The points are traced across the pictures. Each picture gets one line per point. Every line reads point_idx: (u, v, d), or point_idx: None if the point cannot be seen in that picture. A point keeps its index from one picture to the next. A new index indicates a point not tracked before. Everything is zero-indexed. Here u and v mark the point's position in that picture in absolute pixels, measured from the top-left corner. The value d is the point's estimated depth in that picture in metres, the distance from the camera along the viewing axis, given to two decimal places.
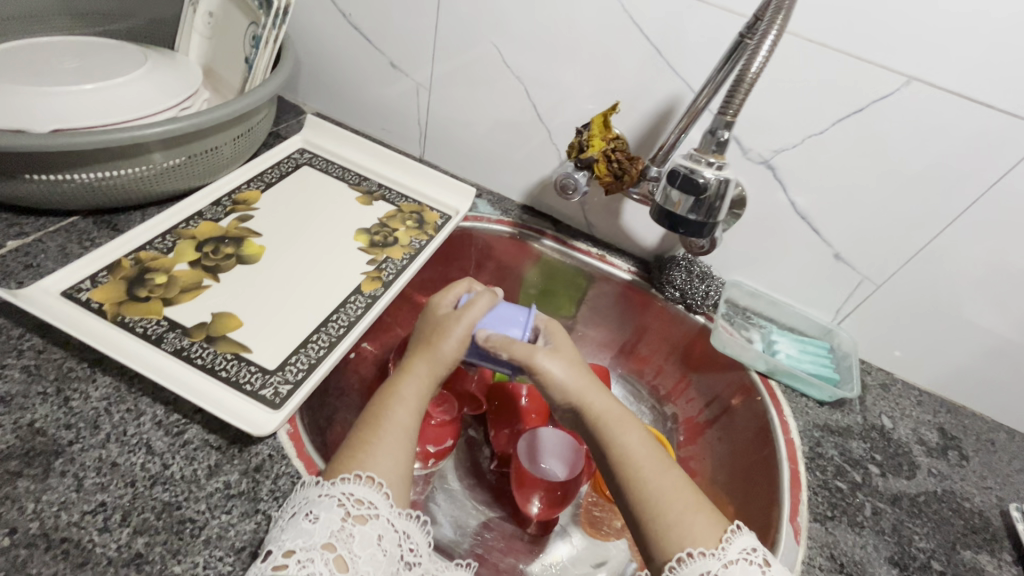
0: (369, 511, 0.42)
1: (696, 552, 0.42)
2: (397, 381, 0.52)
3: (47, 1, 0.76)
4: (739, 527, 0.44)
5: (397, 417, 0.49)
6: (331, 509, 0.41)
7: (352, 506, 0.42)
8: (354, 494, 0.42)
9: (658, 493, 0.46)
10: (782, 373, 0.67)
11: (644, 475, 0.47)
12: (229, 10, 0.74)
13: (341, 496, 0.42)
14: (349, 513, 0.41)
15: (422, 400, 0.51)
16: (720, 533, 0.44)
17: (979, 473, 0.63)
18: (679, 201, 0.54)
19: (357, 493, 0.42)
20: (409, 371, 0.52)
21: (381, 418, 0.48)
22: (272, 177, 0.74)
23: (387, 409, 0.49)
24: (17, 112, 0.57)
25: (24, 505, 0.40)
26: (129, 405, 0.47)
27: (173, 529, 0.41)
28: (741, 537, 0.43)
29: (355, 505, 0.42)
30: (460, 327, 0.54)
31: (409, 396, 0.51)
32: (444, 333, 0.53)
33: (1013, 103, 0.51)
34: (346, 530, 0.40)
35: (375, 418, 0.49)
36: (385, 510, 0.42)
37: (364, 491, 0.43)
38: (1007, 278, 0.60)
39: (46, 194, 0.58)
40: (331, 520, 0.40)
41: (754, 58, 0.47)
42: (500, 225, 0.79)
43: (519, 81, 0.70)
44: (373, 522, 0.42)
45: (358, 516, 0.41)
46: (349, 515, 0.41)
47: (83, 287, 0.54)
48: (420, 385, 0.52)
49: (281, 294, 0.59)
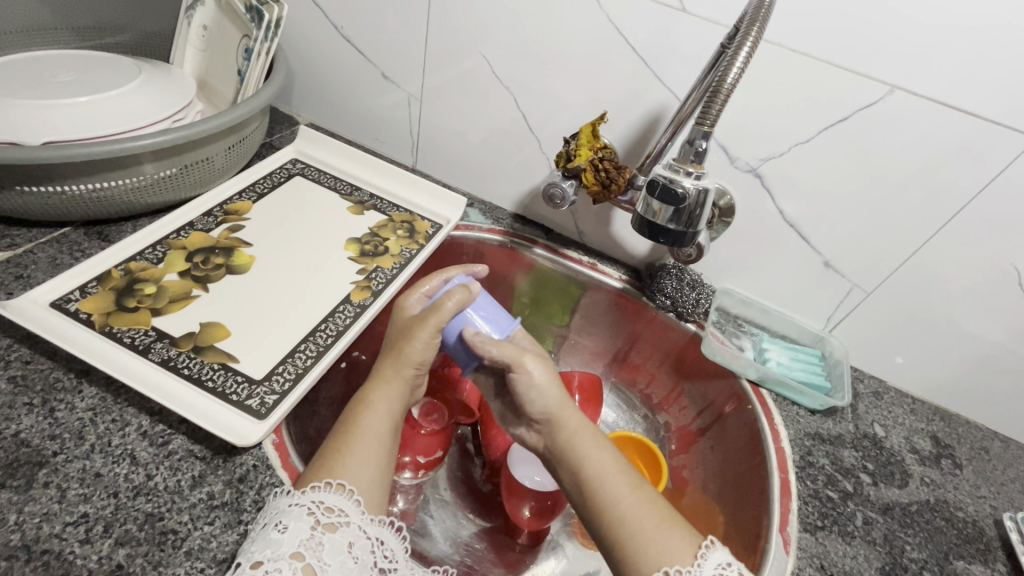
0: (340, 518, 0.42)
1: (673, 570, 0.42)
2: (370, 388, 0.52)
3: (44, 15, 0.78)
4: (713, 543, 0.44)
5: (369, 425, 0.49)
6: (301, 518, 0.41)
7: (322, 514, 0.42)
8: (323, 502, 0.42)
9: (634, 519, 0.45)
10: (773, 382, 0.67)
11: (614, 499, 0.46)
12: (223, 24, 0.75)
13: (311, 505, 0.42)
14: (320, 521, 0.41)
15: (394, 404, 0.52)
16: (695, 549, 0.44)
17: (973, 481, 0.63)
18: (659, 209, 0.54)
19: (327, 501, 0.42)
20: (380, 378, 0.53)
21: (353, 425, 0.49)
22: (264, 187, 0.74)
23: (358, 413, 0.50)
24: (9, 125, 0.58)
25: (6, 517, 0.40)
26: (115, 415, 0.47)
27: (155, 541, 0.41)
28: (715, 553, 0.43)
29: (325, 513, 0.42)
30: (425, 330, 0.53)
31: (381, 403, 0.51)
32: (411, 339, 0.53)
33: (996, 112, 0.52)
34: (315, 538, 0.40)
35: (349, 427, 0.49)
36: (356, 517, 0.43)
37: (335, 498, 0.43)
38: (996, 285, 0.60)
39: (38, 205, 0.59)
40: (300, 528, 0.40)
41: (731, 69, 0.46)
42: (492, 234, 0.79)
43: (509, 92, 0.71)
44: (345, 530, 0.42)
45: (327, 523, 0.42)
46: (319, 523, 0.41)
47: (72, 298, 0.54)
48: (390, 391, 0.52)
49: (271, 303, 0.60)
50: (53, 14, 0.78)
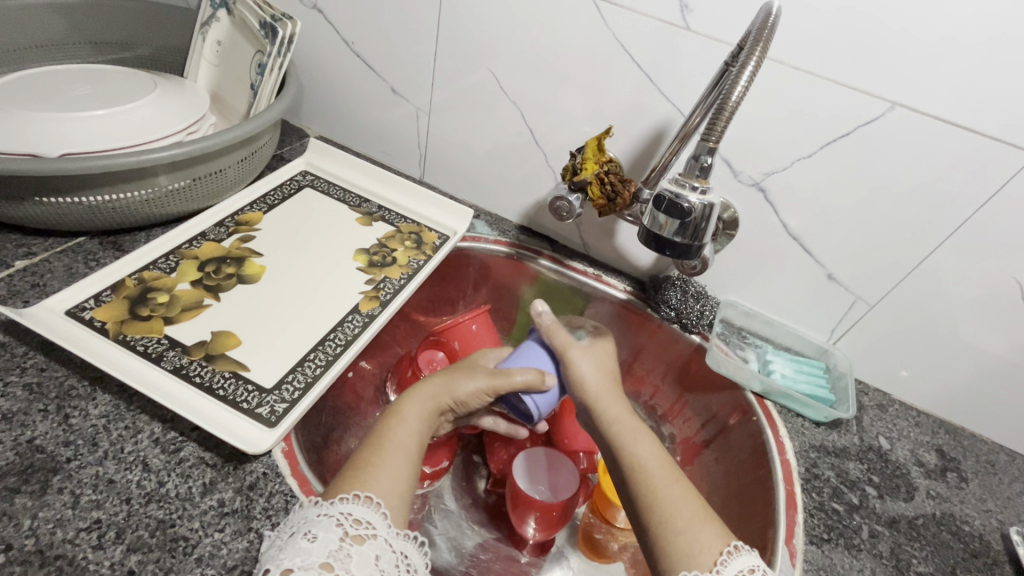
0: (367, 531, 0.42)
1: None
2: (404, 400, 0.55)
3: (63, 31, 0.80)
4: (736, 548, 0.44)
5: (399, 438, 0.50)
6: (330, 528, 0.41)
7: (350, 526, 0.42)
8: (352, 514, 0.42)
9: (665, 504, 0.46)
10: (778, 394, 0.67)
11: (655, 483, 0.48)
12: (237, 40, 0.77)
13: (340, 516, 0.42)
14: (348, 532, 0.41)
15: (423, 424, 0.53)
16: (717, 553, 0.43)
17: (979, 495, 0.63)
18: (665, 223, 0.54)
19: (355, 513, 0.42)
20: (416, 392, 0.56)
21: (383, 437, 0.50)
22: (275, 199, 0.75)
23: (389, 429, 0.51)
24: (29, 137, 0.59)
25: (21, 522, 0.40)
26: (128, 422, 0.48)
27: (166, 547, 0.41)
28: (738, 560, 0.43)
29: (354, 525, 0.42)
30: (483, 379, 0.57)
31: (411, 416, 0.53)
32: (464, 377, 0.57)
33: (996, 128, 0.53)
34: (343, 550, 0.40)
35: (379, 439, 0.50)
36: (383, 530, 0.43)
37: (363, 511, 0.43)
38: (999, 297, 0.60)
39: (55, 215, 0.60)
40: (329, 539, 0.40)
41: (735, 87, 0.47)
42: (497, 246, 0.80)
43: (516, 106, 0.72)
44: (371, 542, 0.41)
45: (356, 536, 0.41)
46: (348, 535, 0.41)
47: (87, 306, 0.55)
48: (422, 407, 0.54)
49: (281, 312, 0.61)
50: (72, 29, 0.80)
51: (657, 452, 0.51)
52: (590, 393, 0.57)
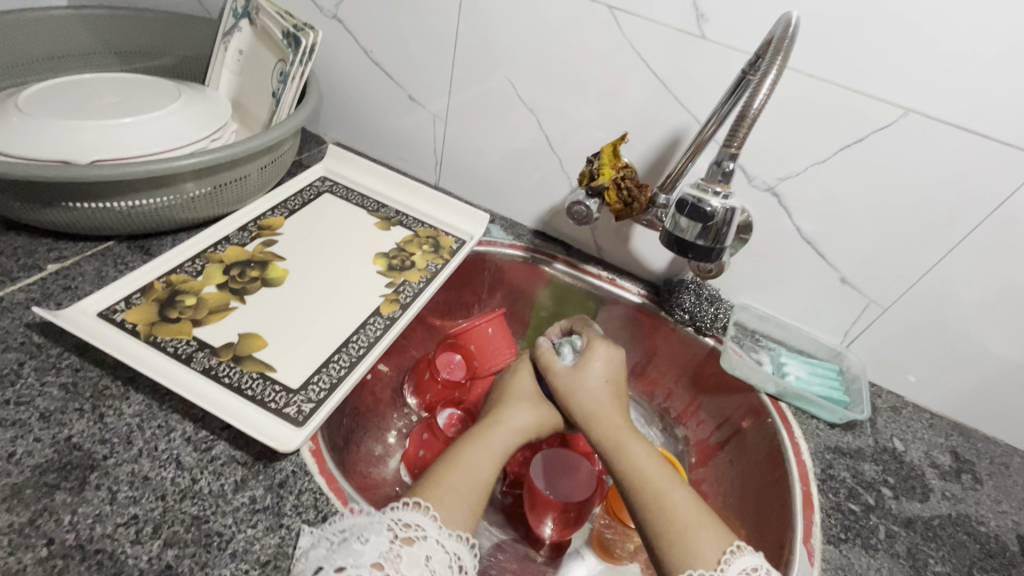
0: (417, 533, 0.43)
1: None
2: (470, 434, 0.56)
3: (90, 41, 0.82)
4: (739, 549, 0.46)
5: (471, 461, 0.52)
6: (381, 531, 0.42)
7: (400, 529, 0.43)
8: (402, 519, 0.44)
9: (668, 507, 0.50)
10: (793, 396, 0.68)
11: (654, 486, 0.52)
12: (259, 49, 0.78)
13: (391, 521, 0.43)
14: (398, 535, 0.42)
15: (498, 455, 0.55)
16: (719, 553, 0.46)
17: (994, 496, 0.63)
18: (688, 227, 0.55)
19: (405, 518, 0.44)
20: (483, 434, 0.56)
21: (455, 459, 0.52)
22: (295, 204, 0.77)
23: (461, 451, 0.53)
24: (62, 144, 0.61)
25: (62, 517, 0.42)
26: (160, 421, 0.49)
27: (201, 542, 0.42)
28: (742, 558, 0.46)
29: (404, 529, 0.43)
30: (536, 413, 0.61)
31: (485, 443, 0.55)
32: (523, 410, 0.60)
33: (1008, 133, 0.54)
34: (394, 551, 0.41)
35: (451, 459, 0.52)
36: (434, 532, 0.44)
37: (413, 516, 0.44)
38: (1012, 300, 0.61)
39: (85, 220, 0.62)
40: (381, 541, 0.41)
41: (757, 96, 0.49)
42: (513, 250, 0.81)
43: (533, 113, 0.74)
44: (421, 544, 0.43)
45: (406, 538, 0.42)
46: (398, 537, 0.42)
47: (118, 308, 0.56)
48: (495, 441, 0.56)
49: (304, 315, 0.62)
50: (99, 40, 0.82)
51: (652, 458, 0.55)
52: (590, 407, 0.61)
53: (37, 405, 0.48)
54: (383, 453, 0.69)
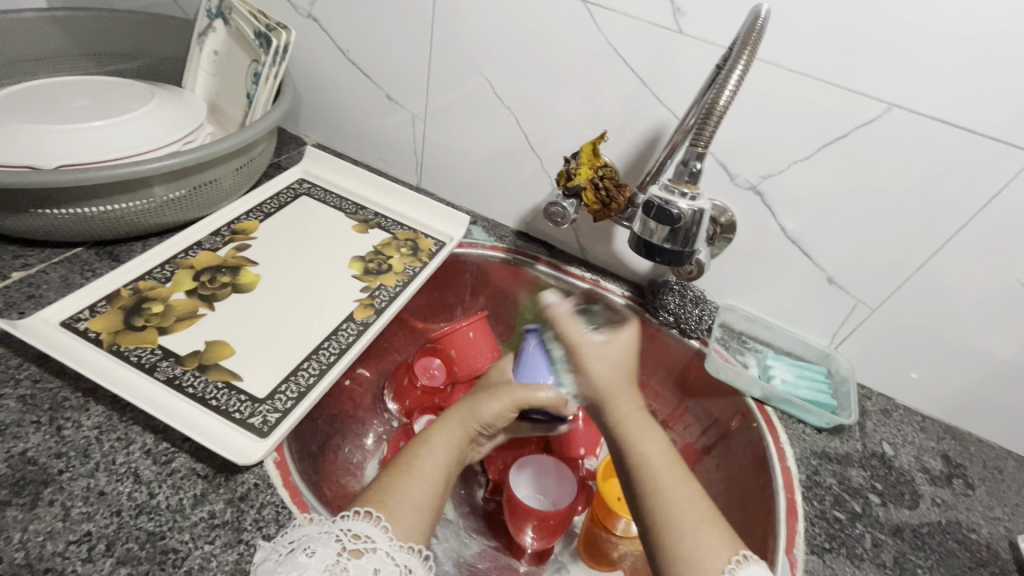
0: (366, 545, 0.41)
1: None
2: (429, 433, 0.55)
3: (63, 43, 0.81)
4: (745, 558, 0.45)
5: (426, 467, 0.50)
6: (328, 543, 0.41)
7: (349, 541, 0.41)
8: (351, 529, 0.42)
9: (670, 504, 0.48)
10: (778, 400, 0.66)
11: (658, 479, 0.51)
12: (233, 50, 0.77)
13: (339, 532, 0.42)
14: (345, 547, 0.41)
15: (452, 453, 0.54)
16: (724, 563, 0.44)
17: (987, 502, 0.62)
18: (656, 228, 0.54)
19: (354, 528, 0.42)
20: (443, 422, 0.57)
21: (412, 464, 0.50)
22: (271, 207, 0.75)
23: (416, 455, 0.51)
24: (25, 149, 0.60)
25: (11, 535, 0.40)
26: (120, 433, 0.48)
27: (156, 560, 0.41)
28: (746, 569, 0.44)
29: (352, 540, 0.42)
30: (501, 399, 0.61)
31: (439, 447, 0.53)
32: (489, 399, 0.60)
33: (995, 127, 0.52)
34: (341, 564, 0.40)
35: (406, 464, 0.50)
36: (383, 543, 0.42)
37: (362, 526, 0.43)
38: (1005, 300, 0.59)
39: (51, 227, 0.61)
40: (327, 554, 0.40)
41: (722, 92, 0.47)
42: (494, 251, 0.80)
43: (511, 112, 0.72)
44: (370, 556, 0.41)
45: (354, 550, 0.41)
46: (346, 550, 0.41)
47: (82, 317, 0.55)
48: (450, 439, 0.55)
49: (276, 322, 0.60)
50: (72, 42, 0.81)
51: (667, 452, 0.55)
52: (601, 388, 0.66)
53: None
54: (361, 461, 0.68)
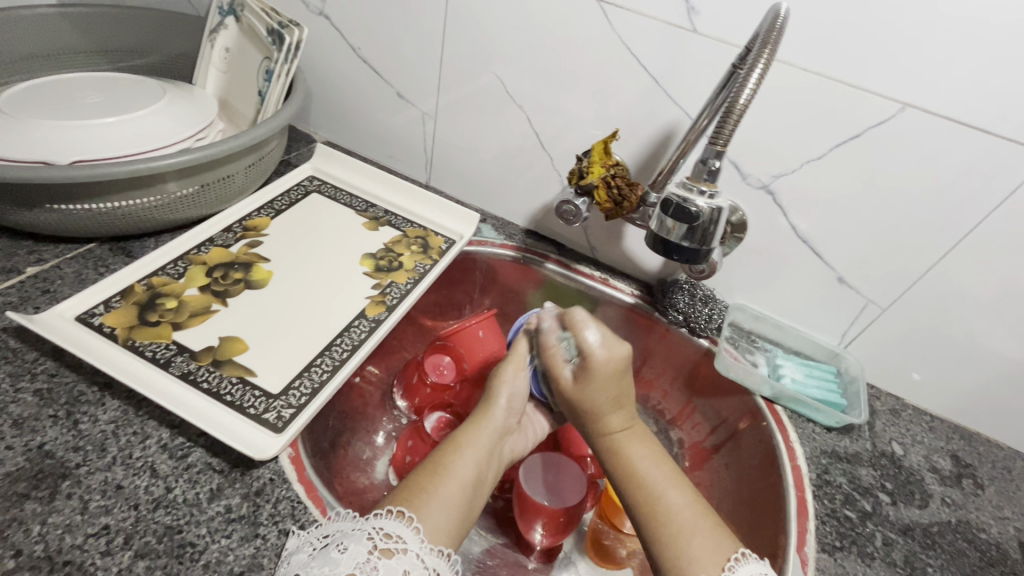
0: (397, 545, 0.42)
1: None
2: (458, 432, 0.54)
3: (74, 38, 0.81)
4: (744, 556, 0.45)
5: (458, 470, 0.50)
6: (361, 541, 0.42)
7: (380, 540, 0.42)
8: (383, 528, 0.43)
9: (666, 511, 0.48)
10: (788, 399, 0.66)
11: (651, 489, 0.50)
12: (244, 47, 0.77)
13: (371, 530, 0.42)
14: (377, 545, 0.42)
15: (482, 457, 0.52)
16: (724, 560, 0.45)
17: (996, 502, 0.62)
18: (673, 226, 0.54)
19: (386, 527, 0.43)
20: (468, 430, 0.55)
21: (442, 467, 0.50)
22: (282, 204, 0.76)
23: (446, 455, 0.51)
24: (39, 144, 0.60)
25: (30, 528, 0.41)
26: (136, 428, 0.48)
27: (174, 553, 0.41)
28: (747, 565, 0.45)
29: (384, 539, 0.42)
30: (508, 366, 0.59)
31: (469, 448, 0.52)
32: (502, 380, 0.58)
33: (1007, 129, 0.52)
34: (371, 562, 0.41)
35: (436, 467, 0.50)
36: (414, 544, 0.42)
37: (395, 525, 0.43)
38: (1017, 300, 0.59)
39: (64, 223, 0.61)
40: (359, 551, 0.41)
41: (743, 90, 0.47)
42: (504, 249, 0.80)
43: (522, 110, 0.72)
44: (401, 557, 0.42)
45: (385, 549, 0.41)
46: (377, 548, 0.41)
47: (96, 312, 0.55)
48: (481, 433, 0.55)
49: (288, 318, 0.61)
50: (82, 37, 0.81)
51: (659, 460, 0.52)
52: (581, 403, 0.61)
53: (10, 411, 0.47)
54: (371, 457, 0.68)
